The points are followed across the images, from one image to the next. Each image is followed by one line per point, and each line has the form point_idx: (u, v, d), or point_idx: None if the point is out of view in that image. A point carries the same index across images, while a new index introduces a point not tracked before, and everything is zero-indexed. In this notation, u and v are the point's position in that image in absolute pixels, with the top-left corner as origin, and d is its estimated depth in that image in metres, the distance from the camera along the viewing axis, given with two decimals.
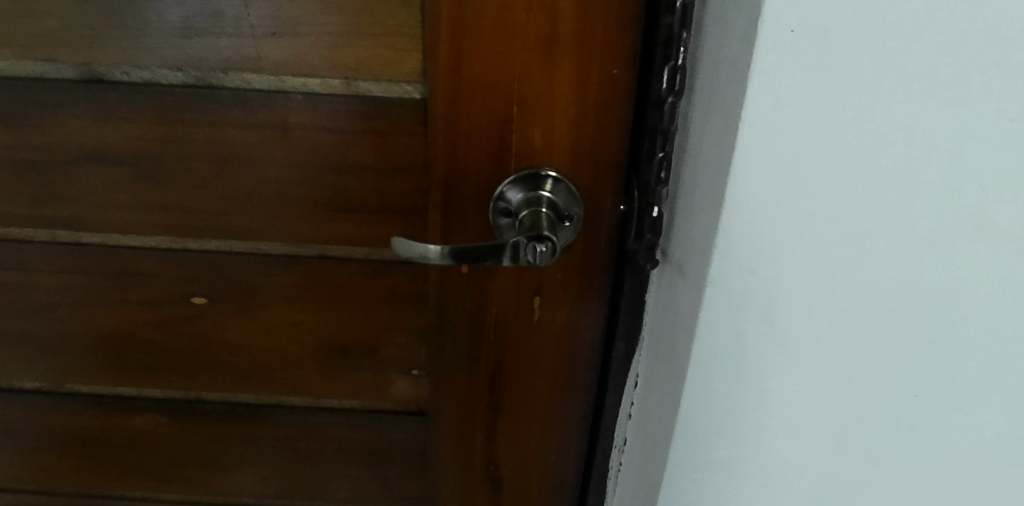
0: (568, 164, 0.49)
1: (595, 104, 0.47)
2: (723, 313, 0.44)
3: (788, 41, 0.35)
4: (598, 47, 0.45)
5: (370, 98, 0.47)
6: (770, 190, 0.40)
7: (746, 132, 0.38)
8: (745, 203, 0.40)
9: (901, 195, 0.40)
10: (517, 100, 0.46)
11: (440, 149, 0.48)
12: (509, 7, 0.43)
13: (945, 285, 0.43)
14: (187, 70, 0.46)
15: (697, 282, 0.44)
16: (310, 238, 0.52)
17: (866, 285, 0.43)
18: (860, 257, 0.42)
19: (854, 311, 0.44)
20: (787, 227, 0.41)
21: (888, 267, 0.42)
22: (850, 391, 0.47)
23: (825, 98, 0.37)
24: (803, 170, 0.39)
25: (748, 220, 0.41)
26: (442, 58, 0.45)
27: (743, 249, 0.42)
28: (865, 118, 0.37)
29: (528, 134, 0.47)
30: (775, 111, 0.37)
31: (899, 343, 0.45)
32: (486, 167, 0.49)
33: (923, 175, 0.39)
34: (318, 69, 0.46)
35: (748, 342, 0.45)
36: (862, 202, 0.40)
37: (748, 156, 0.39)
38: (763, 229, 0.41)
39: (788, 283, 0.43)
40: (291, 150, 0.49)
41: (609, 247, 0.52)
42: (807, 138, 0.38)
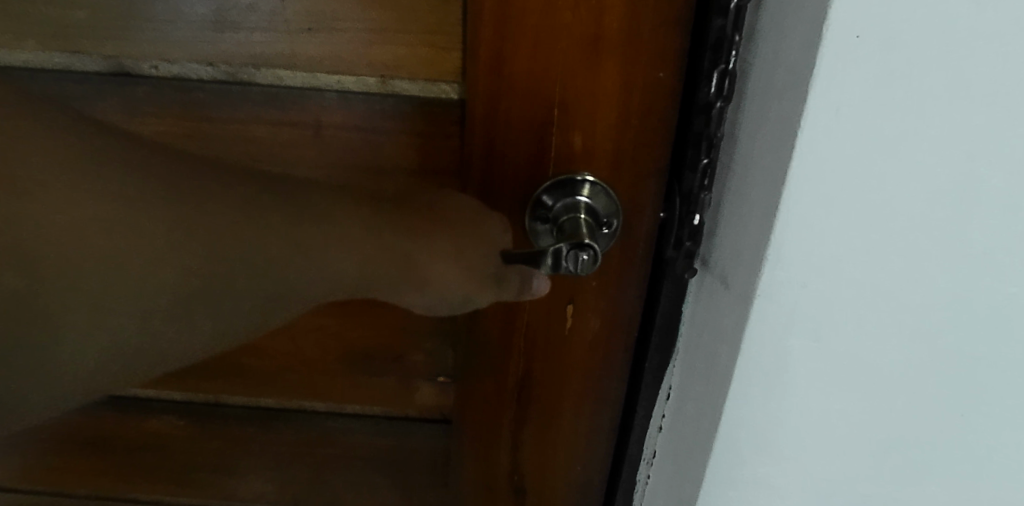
0: (607, 170, 0.47)
1: (639, 108, 0.45)
2: (768, 327, 0.42)
3: (853, 47, 0.34)
4: (644, 49, 0.43)
5: (406, 97, 0.46)
6: (824, 201, 0.38)
7: (804, 140, 0.36)
8: (798, 214, 0.39)
9: (961, 209, 0.38)
10: (558, 102, 0.45)
11: (476, 151, 0.47)
12: (554, 7, 0.42)
13: (1002, 303, 0.41)
14: (218, 66, 0.44)
15: (743, 294, 0.42)
16: None
17: (919, 299, 0.41)
18: (914, 271, 0.40)
19: (903, 328, 0.42)
20: (841, 240, 0.39)
21: (943, 283, 0.40)
22: (897, 408, 0.45)
23: (887, 106, 0.35)
24: (861, 180, 0.37)
25: (802, 232, 0.39)
26: (482, 58, 0.44)
27: (795, 261, 0.40)
28: (929, 128, 0.35)
29: (568, 138, 0.46)
30: (835, 120, 0.36)
31: (950, 361, 0.43)
32: (523, 172, 0.47)
33: (987, 188, 0.37)
34: (353, 67, 0.44)
35: (793, 357, 0.43)
36: (917, 215, 0.38)
37: (804, 165, 0.37)
38: (815, 241, 0.39)
39: (839, 298, 0.41)
40: (321, 149, 0.47)
41: (646, 255, 0.50)
42: (865, 147, 0.36)
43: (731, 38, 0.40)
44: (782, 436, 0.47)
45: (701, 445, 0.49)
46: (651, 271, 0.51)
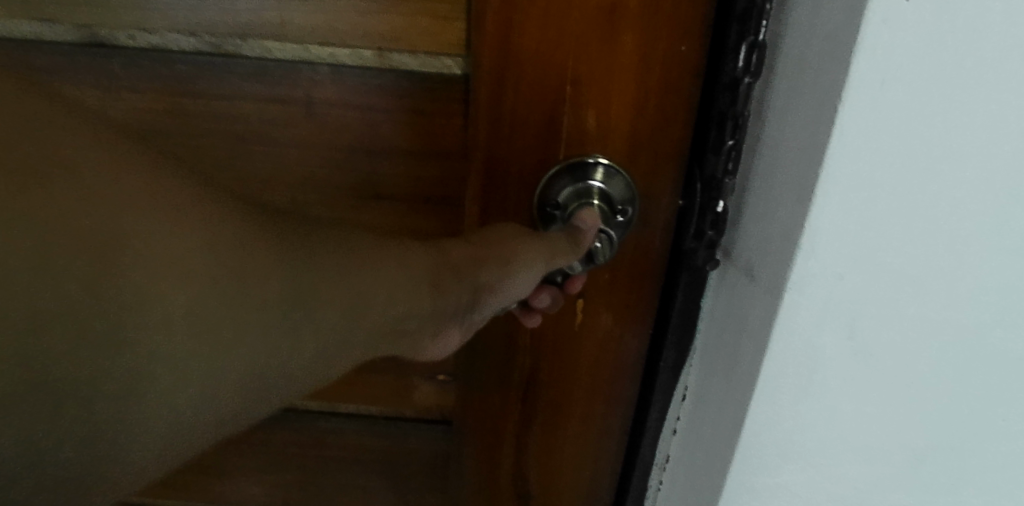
0: (623, 153, 0.44)
1: (659, 85, 0.41)
2: (801, 329, 0.37)
3: (903, 11, 0.28)
4: (665, 21, 0.39)
5: (405, 73, 0.42)
6: (868, 187, 0.32)
7: (848, 114, 0.30)
8: (837, 201, 0.32)
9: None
10: (571, 79, 0.41)
11: (481, 131, 0.43)
12: None
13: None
14: (201, 36, 0.41)
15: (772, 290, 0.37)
16: None
17: (971, 304, 0.35)
18: (966, 270, 0.34)
19: (956, 330, 0.36)
20: (886, 226, 0.33)
21: (999, 284, 0.34)
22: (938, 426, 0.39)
23: (946, 71, 0.29)
24: (914, 163, 0.31)
25: (841, 220, 0.33)
26: (489, 29, 0.40)
27: (831, 251, 0.34)
28: (995, 99, 0.29)
29: (581, 118, 0.42)
30: (881, 94, 0.29)
31: (1003, 375, 0.37)
32: (532, 155, 0.44)
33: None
34: (348, 38, 0.41)
35: (825, 360, 0.37)
36: (975, 203, 0.32)
37: (849, 143, 0.31)
38: (858, 232, 0.33)
39: (880, 292, 0.35)
40: (314, 129, 0.44)
41: (664, 247, 0.46)
42: (921, 123, 0.30)
43: (761, 8, 0.36)
44: (807, 453, 0.41)
45: (720, 455, 0.44)
46: (668, 264, 0.47)
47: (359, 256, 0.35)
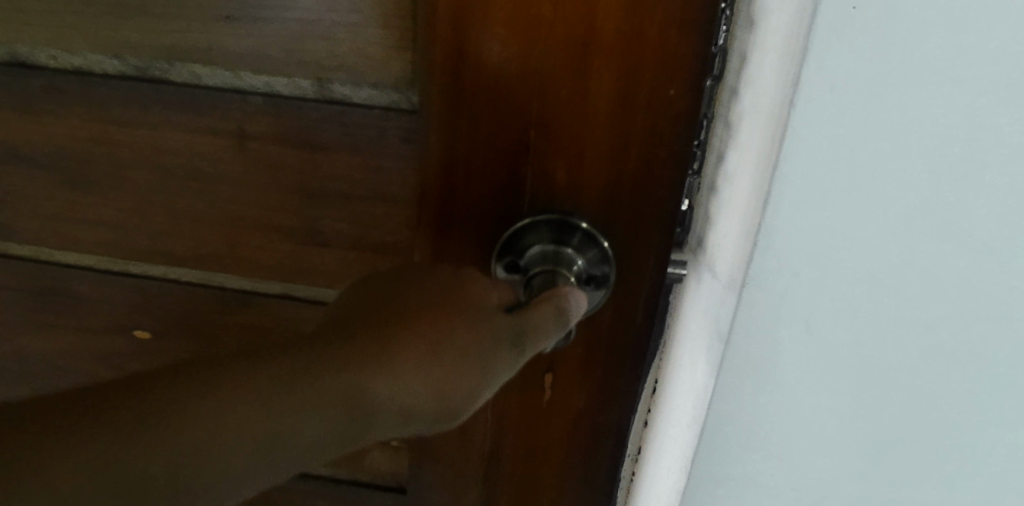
0: (599, 212, 0.37)
1: (642, 134, 0.34)
2: (758, 323, 0.37)
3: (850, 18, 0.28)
4: (649, 59, 0.32)
5: (349, 106, 0.37)
6: (811, 193, 0.32)
7: (795, 114, 0.30)
8: (791, 200, 0.33)
9: (957, 205, 0.32)
10: (536, 120, 0.35)
11: (433, 178, 0.37)
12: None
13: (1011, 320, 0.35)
14: (124, 58, 0.36)
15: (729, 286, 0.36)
16: (270, 271, 0.42)
17: (923, 312, 0.35)
18: (919, 277, 0.34)
19: (911, 325, 0.36)
20: (837, 223, 0.33)
21: (949, 300, 0.34)
22: (907, 443, 0.40)
23: (880, 83, 0.29)
24: (857, 170, 0.31)
25: (794, 217, 0.33)
26: (439, 61, 0.34)
27: (787, 248, 0.34)
28: (926, 107, 0.30)
29: (548, 167, 0.36)
30: (830, 98, 0.30)
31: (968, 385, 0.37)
32: (492, 208, 0.37)
33: (990, 179, 0.31)
34: (283, 66, 0.36)
35: (784, 352, 0.38)
36: (920, 210, 0.32)
37: (796, 142, 0.31)
38: (803, 235, 0.33)
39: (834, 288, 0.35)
40: (248, 166, 0.38)
41: (646, 321, 0.39)
42: (862, 131, 0.30)
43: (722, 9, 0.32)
44: (768, 447, 0.42)
45: (688, 447, 0.43)
46: None
47: (465, 339, 0.26)
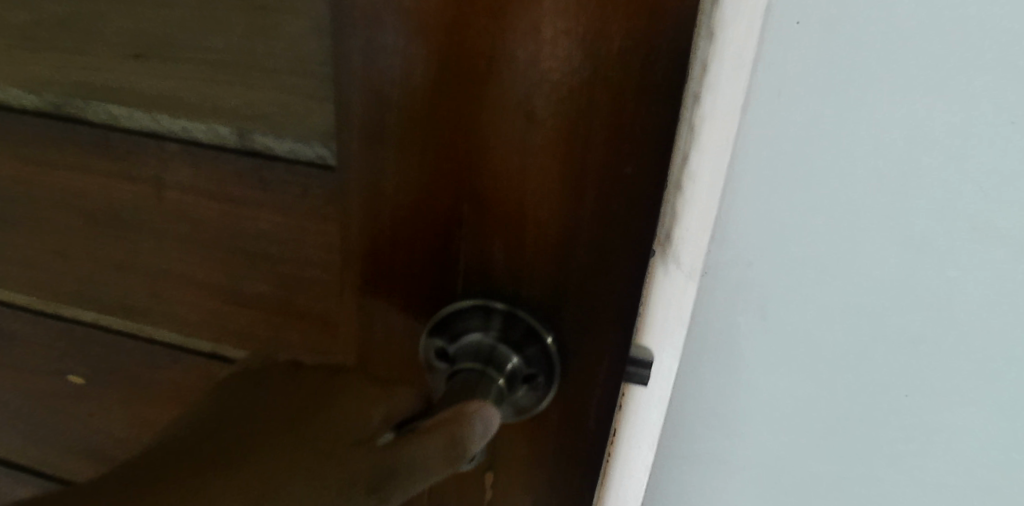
0: (543, 300, 0.31)
1: (593, 215, 0.29)
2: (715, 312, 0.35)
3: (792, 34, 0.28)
4: (601, 129, 0.27)
5: (271, 159, 0.32)
6: (761, 186, 0.31)
7: (744, 128, 0.30)
8: (739, 212, 0.32)
9: (917, 232, 0.31)
10: (469, 191, 0.29)
11: (356, 247, 0.32)
12: (460, 50, 0.27)
13: (945, 306, 0.32)
14: (40, 93, 0.33)
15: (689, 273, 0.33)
16: (197, 327, 0.38)
17: (867, 292, 0.32)
18: (857, 253, 0.32)
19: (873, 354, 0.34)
20: (788, 238, 0.32)
21: (899, 279, 0.32)
22: (852, 422, 0.37)
23: (830, 98, 0.29)
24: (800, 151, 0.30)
25: (744, 228, 0.33)
26: (359, 117, 0.29)
27: (738, 261, 0.34)
28: (874, 128, 0.29)
29: (485, 245, 0.30)
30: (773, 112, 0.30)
31: (906, 368, 0.34)
32: (421, 286, 0.32)
33: (950, 210, 0.30)
34: (198, 110, 0.32)
35: (740, 368, 0.37)
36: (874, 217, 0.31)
37: (745, 120, 0.30)
38: (754, 220, 0.32)
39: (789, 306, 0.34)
40: (167, 215, 0.35)
41: (600, 427, 0.33)
42: (802, 115, 0.29)
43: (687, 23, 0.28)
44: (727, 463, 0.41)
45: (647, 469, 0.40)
46: None
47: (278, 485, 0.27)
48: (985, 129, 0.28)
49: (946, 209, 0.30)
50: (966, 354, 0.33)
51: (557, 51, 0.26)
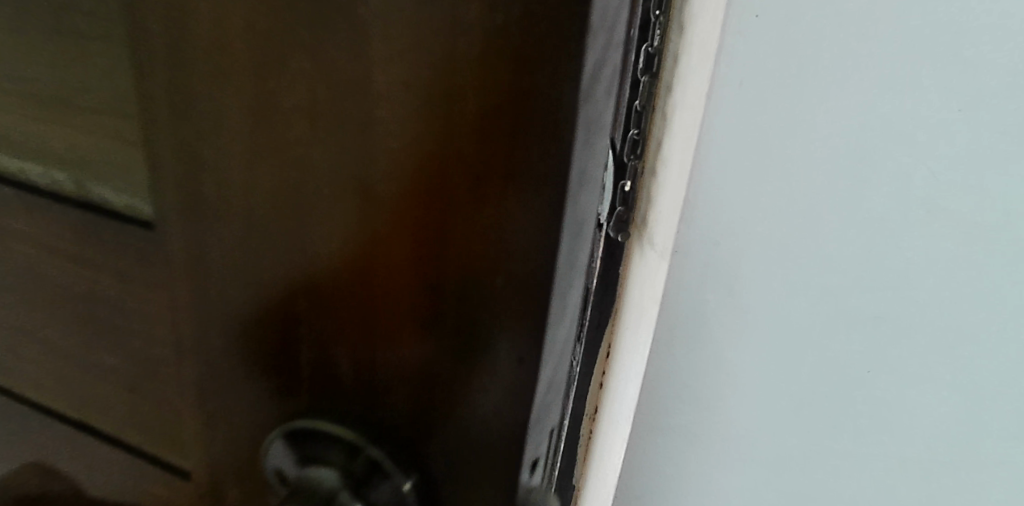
0: (404, 422, 0.25)
1: (454, 332, 0.22)
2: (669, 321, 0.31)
3: (752, 31, 0.25)
4: (457, 224, 0.20)
5: (100, 214, 0.26)
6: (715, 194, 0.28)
7: (704, 128, 0.27)
8: (692, 216, 0.29)
9: (883, 252, 0.26)
10: (308, 286, 0.23)
11: (196, 326, 0.27)
12: (275, 123, 0.21)
13: (906, 287, 0.26)
14: None
15: (660, 253, 0.29)
16: (60, 389, 0.34)
17: (810, 300, 0.28)
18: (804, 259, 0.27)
19: (834, 390, 0.29)
20: (737, 255, 0.28)
21: (863, 255, 0.26)
22: (818, 399, 0.30)
23: (790, 90, 0.25)
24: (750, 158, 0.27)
25: (693, 235, 0.29)
26: (176, 182, 0.23)
27: (686, 272, 0.30)
28: (831, 137, 0.25)
29: (336, 351, 0.24)
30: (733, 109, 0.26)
31: (870, 341, 0.28)
32: (268, 383, 0.26)
33: (914, 230, 0.25)
34: (27, 149, 0.27)
35: (693, 396, 0.32)
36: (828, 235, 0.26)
37: (704, 125, 0.27)
38: (709, 229, 0.29)
39: (742, 332, 0.30)
40: (13, 266, 0.30)
41: None
42: (756, 115, 0.26)
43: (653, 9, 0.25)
44: None
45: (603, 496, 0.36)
46: None
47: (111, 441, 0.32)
48: (942, 108, 0.24)
49: (904, 190, 0.25)
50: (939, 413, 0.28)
51: (388, 98, 0.19)
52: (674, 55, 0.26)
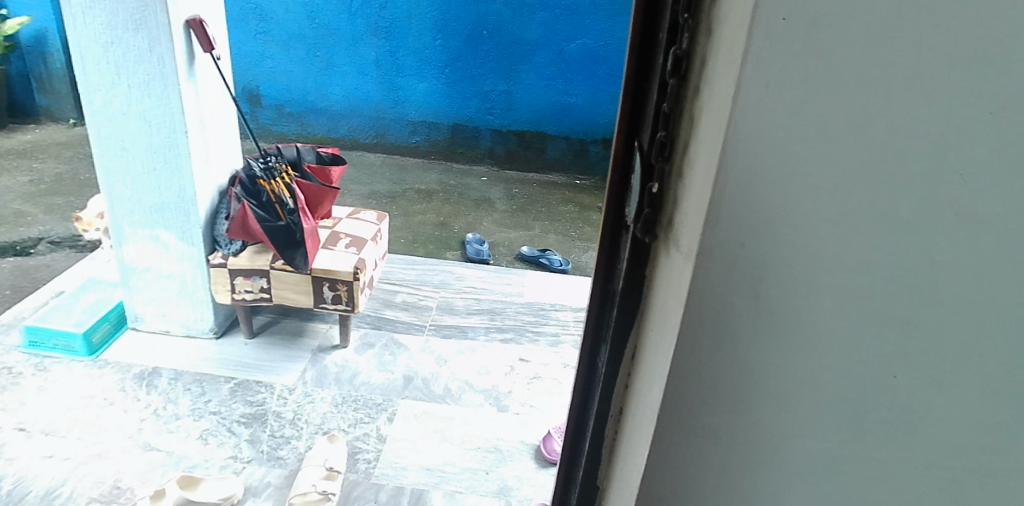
0: None
1: None
2: (692, 345, 0.27)
3: (777, 34, 0.21)
4: None
5: None
6: (742, 220, 0.24)
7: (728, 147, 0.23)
8: (718, 246, 0.25)
9: (916, 259, 0.25)
10: None
11: None
12: None
13: (932, 288, 0.25)
14: None
15: (686, 256, 0.26)
16: None
17: (843, 317, 0.26)
18: (836, 276, 0.25)
19: (860, 404, 0.28)
20: (766, 280, 0.25)
21: (887, 257, 0.25)
22: (840, 405, 0.28)
23: (823, 99, 0.22)
24: (782, 168, 0.23)
25: (722, 266, 0.25)
26: None
27: (710, 307, 0.26)
28: (866, 148, 0.23)
29: None
30: (760, 124, 0.23)
31: (892, 347, 0.26)
32: None
33: (945, 235, 0.24)
34: None
35: (716, 427, 0.29)
36: (862, 249, 0.25)
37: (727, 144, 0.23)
38: (738, 260, 0.25)
39: (769, 359, 0.27)
40: None
41: None
42: (788, 128, 0.23)
43: (680, 16, 0.27)
44: None
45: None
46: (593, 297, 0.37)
47: None
48: (973, 112, 0.22)
49: (934, 194, 0.24)
50: (964, 413, 0.27)
51: None
52: (701, 54, 0.26)
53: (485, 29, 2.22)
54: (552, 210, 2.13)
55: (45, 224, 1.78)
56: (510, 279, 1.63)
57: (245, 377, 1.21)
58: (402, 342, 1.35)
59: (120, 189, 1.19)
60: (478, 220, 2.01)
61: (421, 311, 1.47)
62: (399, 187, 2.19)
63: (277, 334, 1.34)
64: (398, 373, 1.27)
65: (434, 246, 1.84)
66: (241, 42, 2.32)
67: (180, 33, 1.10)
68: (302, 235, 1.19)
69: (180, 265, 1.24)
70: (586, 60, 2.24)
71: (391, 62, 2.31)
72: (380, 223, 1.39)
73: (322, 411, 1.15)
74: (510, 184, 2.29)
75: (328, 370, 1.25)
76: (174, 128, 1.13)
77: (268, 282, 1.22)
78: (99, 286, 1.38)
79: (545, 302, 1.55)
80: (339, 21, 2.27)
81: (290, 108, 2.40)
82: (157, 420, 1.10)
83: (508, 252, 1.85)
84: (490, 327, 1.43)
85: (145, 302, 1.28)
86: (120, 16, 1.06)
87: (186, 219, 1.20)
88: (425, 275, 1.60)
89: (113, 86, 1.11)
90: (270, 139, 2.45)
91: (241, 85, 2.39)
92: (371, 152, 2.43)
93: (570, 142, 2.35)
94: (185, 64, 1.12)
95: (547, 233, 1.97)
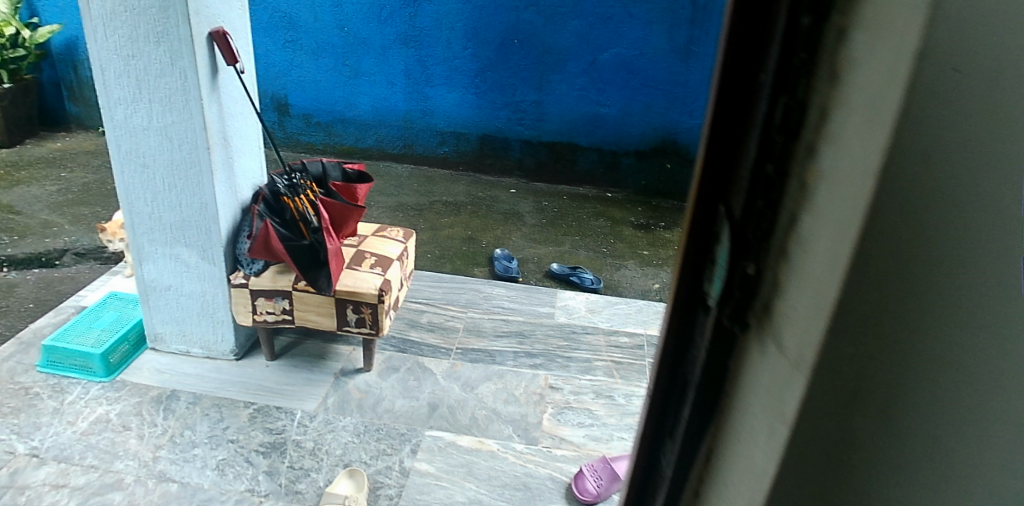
0: None
1: None
2: (796, 450, 0.22)
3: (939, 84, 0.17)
4: None
5: None
6: (866, 312, 0.20)
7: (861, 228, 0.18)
8: (832, 343, 0.20)
9: None
10: None
11: None
12: None
13: None
14: None
15: (794, 363, 0.21)
16: None
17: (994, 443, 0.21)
18: (989, 392, 0.20)
19: None
20: (896, 384, 0.21)
21: None
22: None
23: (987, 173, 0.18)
24: (928, 254, 0.19)
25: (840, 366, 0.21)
26: None
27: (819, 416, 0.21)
28: None
29: None
30: (903, 199, 0.18)
31: None
32: None
33: None
34: None
35: None
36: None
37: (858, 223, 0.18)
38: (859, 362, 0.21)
39: (891, 474, 0.22)
40: None
41: None
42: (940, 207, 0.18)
43: (790, 51, 0.20)
44: None
45: None
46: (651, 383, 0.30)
47: None
48: None
49: None
50: None
51: None
52: (825, 105, 0.19)
53: (516, 38, 2.16)
54: (583, 224, 2.06)
55: (71, 235, 1.77)
56: (540, 298, 1.56)
57: (265, 403, 1.17)
58: (427, 367, 1.30)
59: (141, 206, 1.15)
60: (507, 234, 1.96)
61: (447, 333, 1.41)
62: (427, 199, 2.14)
63: (298, 356, 1.29)
64: (423, 400, 1.21)
65: (462, 262, 1.79)
66: (270, 51, 2.31)
67: (203, 45, 1.05)
68: (326, 256, 1.14)
69: (200, 285, 1.20)
70: (620, 71, 2.16)
71: (420, 71, 2.26)
72: (407, 242, 1.33)
73: (343, 441, 1.10)
74: (539, 196, 2.23)
75: (350, 395, 1.20)
76: (195, 144, 1.09)
77: (290, 303, 1.18)
78: (121, 302, 1.35)
79: (576, 325, 1.48)
80: (368, 30, 2.23)
81: (318, 117, 2.37)
82: (174, 448, 1.06)
83: (537, 268, 1.79)
84: (519, 351, 1.37)
85: (165, 321, 1.25)
86: (142, 29, 1.03)
87: (207, 238, 1.16)
88: (452, 294, 1.55)
89: (135, 100, 1.08)
90: (298, 149, 2.43)
91: (269, 94, 2.37)
92: (400, 162, 2.40)
93: (601, 154, 2.28)
94: (209, 78, 1.07)
95: (577, 249, 1.90)
